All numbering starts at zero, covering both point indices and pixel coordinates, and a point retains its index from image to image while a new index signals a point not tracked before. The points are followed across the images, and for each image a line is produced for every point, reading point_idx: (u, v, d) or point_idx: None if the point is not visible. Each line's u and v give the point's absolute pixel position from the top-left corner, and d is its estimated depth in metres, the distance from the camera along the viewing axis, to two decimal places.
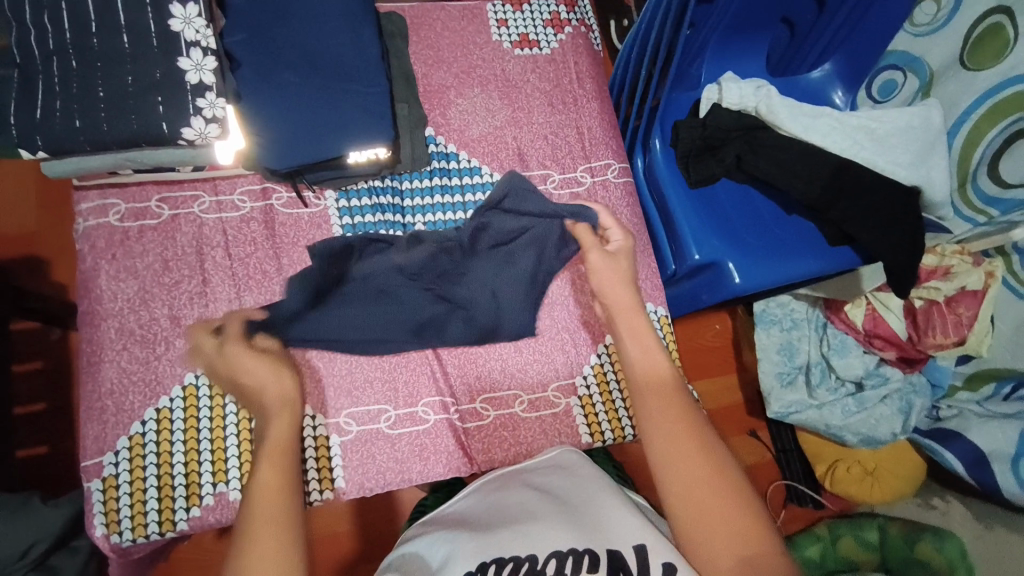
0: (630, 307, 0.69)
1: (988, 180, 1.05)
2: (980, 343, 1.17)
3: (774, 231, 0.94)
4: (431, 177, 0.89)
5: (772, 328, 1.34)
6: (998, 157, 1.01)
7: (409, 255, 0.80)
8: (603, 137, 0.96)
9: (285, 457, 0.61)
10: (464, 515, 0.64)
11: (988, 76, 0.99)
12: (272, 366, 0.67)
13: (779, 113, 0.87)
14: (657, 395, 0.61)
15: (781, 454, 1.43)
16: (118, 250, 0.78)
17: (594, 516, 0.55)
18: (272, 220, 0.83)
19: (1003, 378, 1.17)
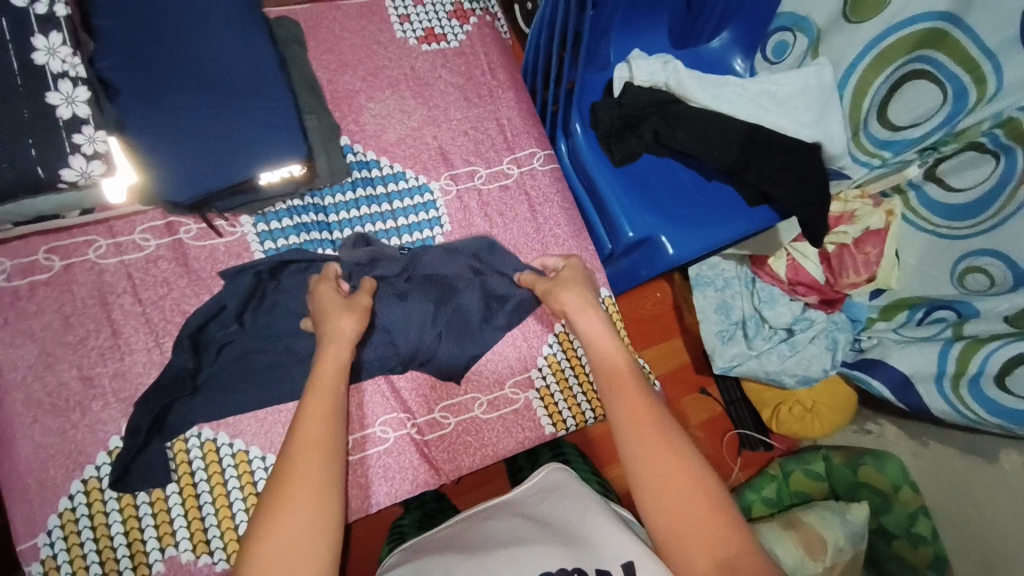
0: (589, 311, 0.72)
1: (879, 125, 1.19)
2: (889, 276, 1.31)
3: (698, 199, 0.98)
4: (354, 188, 0.85)
5: (707, 289, 1.43)
6: (887, 100, 1.16)
7: (353, 252, 0.80)
8: (524, 127, 0.96)
9: (331, 389, 0.61)
10: (445, 541, 0.64)
11: (870, 28, 1.13)
12: (338, 306, 0.67)
13: (687, 85, 0.90)
14: (623, 395, 0.63)
15: (729, 405, 1.51)
16: (7, 314, 0.69)
17: (581, 532, 0.56)
18: (183, 256, 0.76)
19: (915, 305, 1.28)
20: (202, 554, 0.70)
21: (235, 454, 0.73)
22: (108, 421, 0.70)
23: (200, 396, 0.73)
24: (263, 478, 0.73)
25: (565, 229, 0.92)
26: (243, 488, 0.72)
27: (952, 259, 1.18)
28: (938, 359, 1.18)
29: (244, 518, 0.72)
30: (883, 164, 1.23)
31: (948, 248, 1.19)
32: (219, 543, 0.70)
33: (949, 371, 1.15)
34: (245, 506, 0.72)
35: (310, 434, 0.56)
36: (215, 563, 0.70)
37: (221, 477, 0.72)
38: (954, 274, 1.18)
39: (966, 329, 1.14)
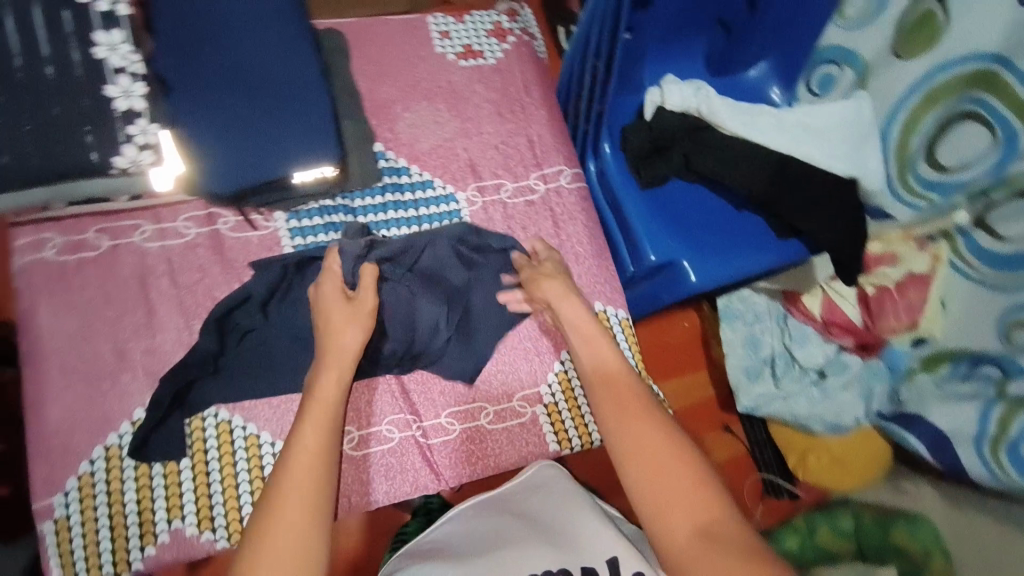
0: (586, 328, 0.76)
1: (926, 167, 1.13)
2: (932, 325, 1.24)
3: (726, 227, 0.96)
4: (383, 192, 0.88)
5: (736, 322, 1.36)
6: (935, 141, 1.09)
7: (351, 246, 0.77)
8: (553, 144, 0.97)
9: (331, 411, 0.63)
10: (442, 544, 0.69)
11: (920, 64, 1.08)
12: (343, 318, 0.70)
13: (719, 113, 0.90)
14: (611, 386, 0.69)
15: (754, 446, 1.45)
16: (57, 286, 0.75)
17: (569, 535, 0.63)
18: (220, 245, 0.80)
19: (959, 358, 1.20)
20: (205, 530, 0.72)
21: (246, 437, 0.75)
22: (135, 393, 0.73)
23: (219, 379, 0.76)
24: (270, 463, 0.75)
25: (588, 247, 0.92)
26: (250, 471, 0.74)
27: (1000, 311, 1.11)
28: (978, 418, 1.13)
29: (247, 500, 0.74)
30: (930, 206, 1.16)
31: (997, 300, 1.12)
32: (222, 522, 0.73)
33: (988, 433, 1.10)
34: (250, 489, 0.74)
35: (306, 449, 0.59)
36: (215, 541, 0.72)
37: (231, 458, 0.74)
38: (1001, 330, 1.11)
39: (1011, 389, 1.07)
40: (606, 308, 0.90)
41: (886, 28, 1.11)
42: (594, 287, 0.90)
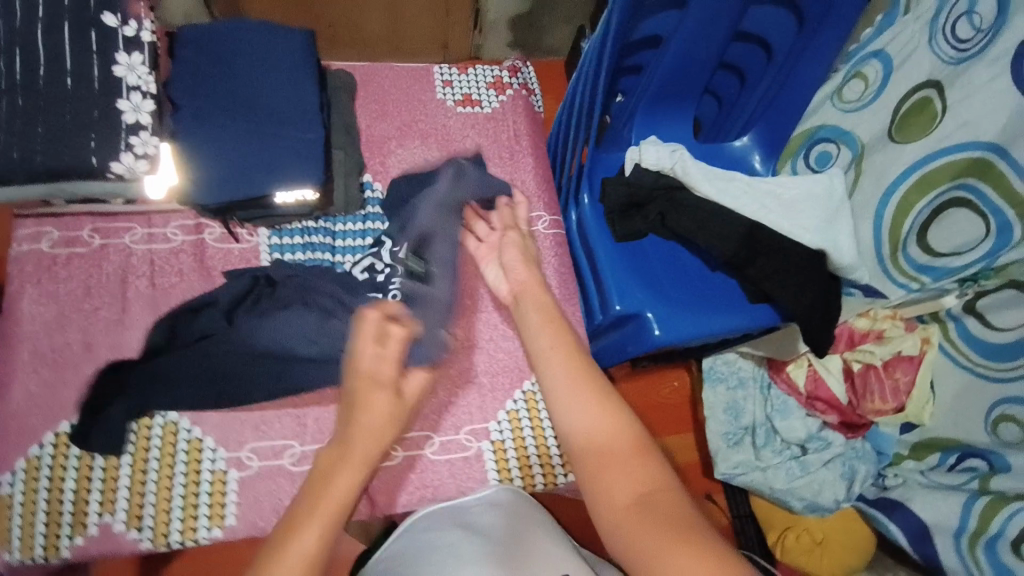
0: (550, 315, 0.67)
1: (917, 249, 1.06)
2: (921, 411, 1.18)
3: (697, 286, 0.97)
4: (364, 220, 0.93)
5: (718, 386, 1.33)
6: (927, 226, 1.03)
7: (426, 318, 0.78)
8: (536, 191, 1.03)
9: (332, 519, 0.54)
10: (390, 568, 0.68)
11: (915, 150, 1.03)
12: (388, 418, 0.59)
13: (692, 174, 0.93)
14: (592, 466, 0.55)
15: (736, 519, 1.37)
16: (43, 275, 0.80)
17: (522, 553, 0.64)
18: (201, 254, 0.85)
19: (949, 449, 1.15)
20: (133, 528, 0.74)
21: (189, 441, 0.77)
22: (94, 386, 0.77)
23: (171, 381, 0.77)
24: (207, 469, 0.77)
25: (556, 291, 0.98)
26: (188, 475, 0.76)
27: (986, 402, 1.06)
28: (959, 512, 1.08)
29: (179, 505, 0.75)
30: (922, 289, 1.09)
31: (983, 388, 1.07)
32: (150, 523, 0.74)
33: (968, 527, 1.06)
34: (184, 493, 0.76)
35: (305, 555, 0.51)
36: (140, 541, 0.74)
37: (171, 459, 0.76)
38: (987, 421, 1.06)
39: (993, 484, 1.04)
40: None
41: (884, 113, 1.07)
42: None
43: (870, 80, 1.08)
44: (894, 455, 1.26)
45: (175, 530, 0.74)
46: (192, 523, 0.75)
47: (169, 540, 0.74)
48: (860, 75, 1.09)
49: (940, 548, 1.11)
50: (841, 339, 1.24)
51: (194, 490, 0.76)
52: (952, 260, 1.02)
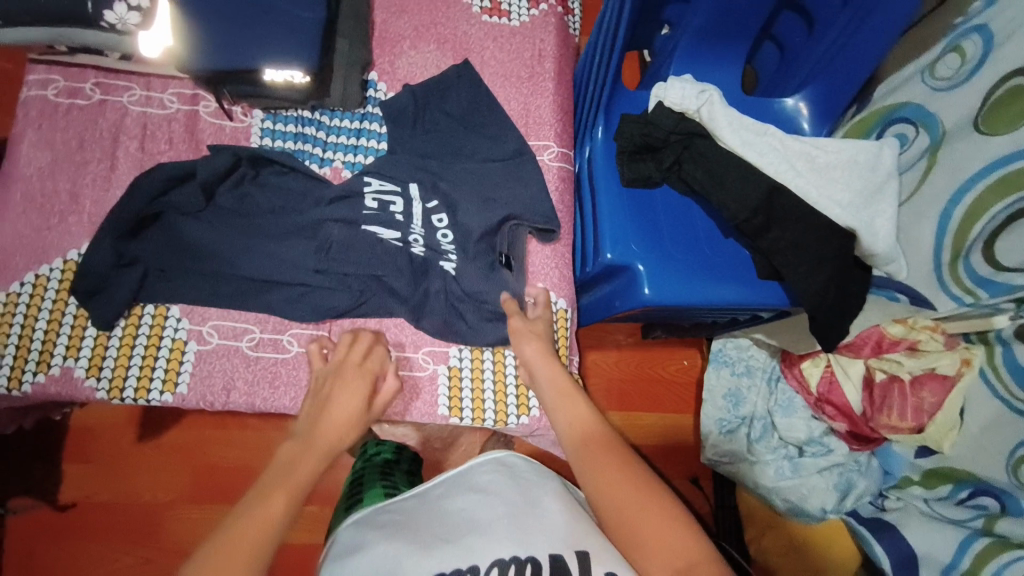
0: (560, 383, 0.75)
1: (980, 258, 0.90)
2: (943, 437, 0.99)
3: (704, 250, 0.88)
4: (361, 120, 0.91)
5: (723, 369, 1.26)
6: (996, 234, 0.86)
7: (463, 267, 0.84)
8: (551, 117, 0.95)
9: (296, 487, 0.63)
10: (399, 518, 0.60)
11: (1000, 144, 0.84)
12: (348, 419, 0.72)
13: (718, 120, 0.82)
14: (588, 447, 0.65)
15: (717, 508, 1.32)
16: (45, 122, 0.83)
17: (543, 523, 0.55)
18: (194, 125, 0.87)
19: (964, 481, 0.96)
20: (91, 376, 0.78)
21: (157, 307, 0.81)
22: (74, 236, 0.81)
23: (149, 245, 0.80)
24: (168, 335, 0.81)
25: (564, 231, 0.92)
26: (150, 337, 0.80)
27: (1014, 439, 0.87)
28: (953, 547, 0.94)
29: (137, 363, 0.80)
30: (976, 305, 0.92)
31: (1014, 424, 0.88)
32: (107, 375, 0.79)
33: (959, 566, 0.93)
34: (144, 353, 0.80)
35: (257, 519, 0.58)
36: (95, 390, 0.78)
37: (137, 321, 0.81)
38: (1009, 460, 0.88)
39: (999, 526, 0.88)
40: (547, 293, 0.90)
41: (974, 95, 0.88)
42: (543, 270, 0.91)
43: (969, 55, 0.89)
44: (901, 477, 1.10)
45: (129, 386, 0.79)
46: (146, 384, 0.80)
47: (123, 394, 0.79)
48: (958, 49, 0.90)
49: None
50: (866, 343, 1.09)
51: (153, 352, 0.80)
52: (1016, 276, 0.84)
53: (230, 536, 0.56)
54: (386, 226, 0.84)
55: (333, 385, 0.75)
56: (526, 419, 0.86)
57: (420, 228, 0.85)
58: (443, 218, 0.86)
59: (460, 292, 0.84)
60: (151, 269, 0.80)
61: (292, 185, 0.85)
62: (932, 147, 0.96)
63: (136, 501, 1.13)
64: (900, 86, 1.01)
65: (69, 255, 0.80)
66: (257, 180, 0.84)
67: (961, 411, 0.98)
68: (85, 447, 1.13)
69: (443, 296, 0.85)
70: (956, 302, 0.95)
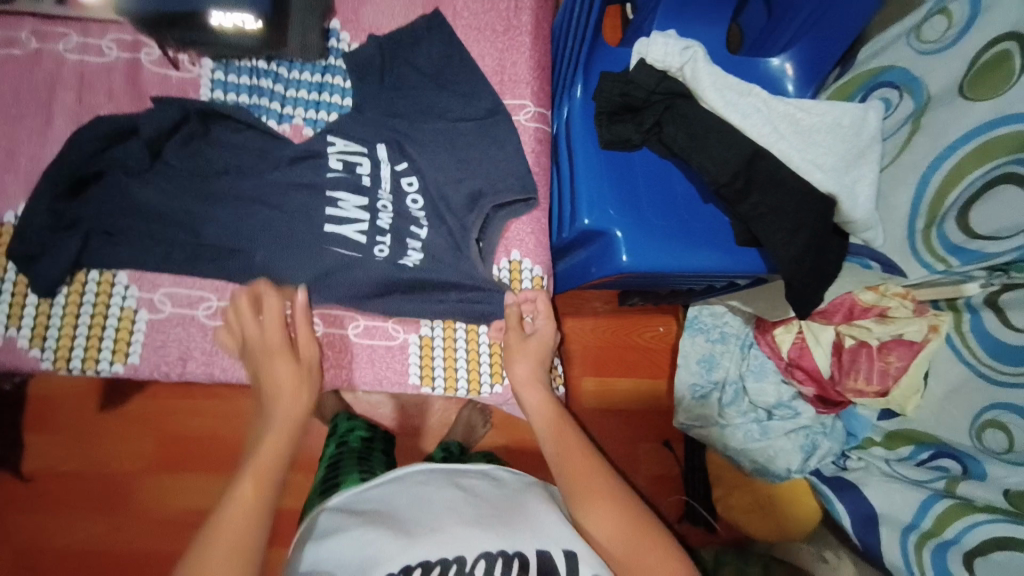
0: (547, 406, 0.73)
1: (954, 226, 0.89)
2: (906, 400, 1.01)
3: (682, 215, 0.86)
4: (322, 73, 0.85)
5: (698, 336, 1.26)
6: (971, 202, 0.86)
7: (434, 237, 0.82)
8: (527, 75, 0.90)
9: (267, 476, 0.57)
10: (383, 506, 0.61)
11: (983, 110, 0.83)
12: (295, 379, 0.69)
13: (701, 80, 0.79)
14: (576, 463, 0.64)
15: (686, 470, 1.34)
16: None
17: (526, 520, 0.57)
18: (137, 75, 0.81)
19: (926, 443, 1.00)
20: (35, 346, 0.75)
21: (102, 274, 0.77)
22: (10, 197, 0.76)
23: (95, 211, 0.74)
24: (116, 304, 0.77)
25: (542, 194, 0.88)
26: (96, 306, 0.77)
27: (979, 403, 0.90)
28: (915, 508, 0.97)
29: (84, 333, 0.76)
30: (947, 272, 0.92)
31: (980, 389, 0.90)
32: (52, 344, 0.76)
33: (920, 526, 0.95)
34: (90, 323, 0.77)
35: (236, 514, 0.53)
36: (41, 360, 0.75)
37: (81, 289, 0.77)
38: (972, 424, 0.91)
39: (959, 488, 0.91)
40: (522, 260, 0.88)
41: (960, 60, 0.86)
42: (518, 237, 0.88)
43: (956, 17, 0.86)
44: (864, 438, 1.13)
45: (76, 355, 0.76)
46: (95, 354, 0.77)
47: (70, 364, 0.76)
48: (944, 11, 0.88)
49: (882, 536, 1.01)
50: (838, 310, 1.08)
51: (101, 321, 0.77)
52: (989, 245, 0.84)
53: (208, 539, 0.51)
54: (353, 193, 0.79)
55: (262, 364, 0.71)
56: (500, 387, 0.84)
57: (388, 194, 0.81)
58: (412, 182, 0.83)
59: (437, 265, 0.81)
60: (95, 231, 0.74)
61: (247, 143, 0.79)
62: (915, 112, 0.94)
63: (99, 471, 1.09)
64: (887, 47, 0.98)
65: (5, 218, 0.75)
66: (211, 139, 0.78)
67: (926, 375, 1.00)
68: (45, 417, 1.08)
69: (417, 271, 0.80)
70: (927, 269, 0.95)
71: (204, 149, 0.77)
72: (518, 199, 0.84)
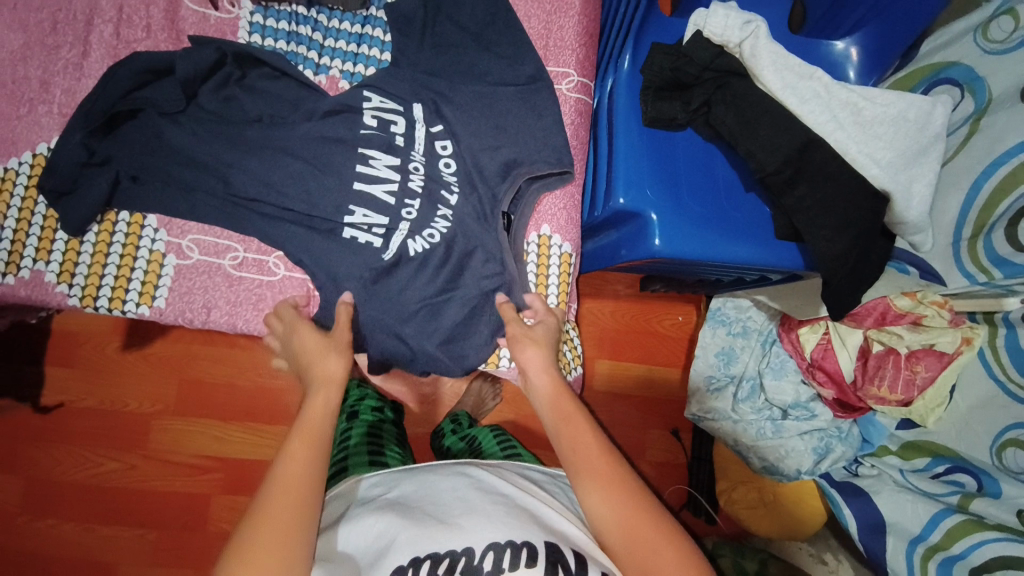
0: (550, 381, 0.70)
1: (1002, 236, 0.85)
2: (928, 412, 0.98)
3: (721, 202, 0.83)
4: (362, 23, 0.83)
5: (719, 328, 1.24)
6: (1018, 217, 0.82)
7: (464, 203, 0.80)
8: (573, 41, 0.87)
9: (314, 435, 0.58)
10: (394, 494, 0.62)
11: None
12: (324, 347, 0.66)
13: (760, 57, 0.75)
14: (577, 437, 0.64)
15: (692, 460, 1.33)
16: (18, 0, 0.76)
17: (535, 517, 0.57)
18: (174, 11, 0.79)
19: (940, 456, 0.97)
20: (62, 282, 0.76)
21: (133, 215, 0.77)
22: (44, 128, 0.75)
23: (123, 148, 0.73)
24: (145, 246, 0.78)
25: (577, 169, 0.86)
26: (125, 247, 0.77)
27: (1001, 422, 0.87)
28: (925, 520, 0.95)
29: (112, 274, 0.77)
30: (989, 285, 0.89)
31: (1005, 407, 0.87)
32: (79, 282, 0.76)
33: (929, 539, 0.94)
34: (119, 264, 0.77)
35: (287, 478, 0.54)
36: (67, 296, 0.76)
37: (111, 229, 0.77)
38: (995, 442, 0.87)
39: (973, 505, 0.88)
40: (552, 235, 0.86)
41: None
42: (550, 212, 0.86)
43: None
44: (880, 446, 1.10)
45: (103, 295, 0.77)
46: (121, 295, 0.77)
47: (96, 303, 0.76)
48: (1012, 11, 0.82)
49: (890, 546, 1.00)
50: (870, 314, 1.05)
51: (129, 263, 0.77)
52: None
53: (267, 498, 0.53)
54: (386, 152, 0.77)
55: (292, 342, 0.70)
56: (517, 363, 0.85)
57: (421, 155, 0.79)
58: (446, 145, 0.80)
59: (458, 257, 0.79)
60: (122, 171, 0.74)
61: (282, 91, 0.77)
62: (976, 112, 0.89)
63: (120, 410, 1.12)
64: (950, 43, 0.91)
65: (39, 148, 0.75)
66: (242, 84, 0.76)
67: (952, 388, 0.96)
68: (67, 353, 1.10)
69: (440, 265, 0.79)
70: (969, 279, 0.92)
71: (235, 94, 0.75)
72: (554, 173, 0.81)
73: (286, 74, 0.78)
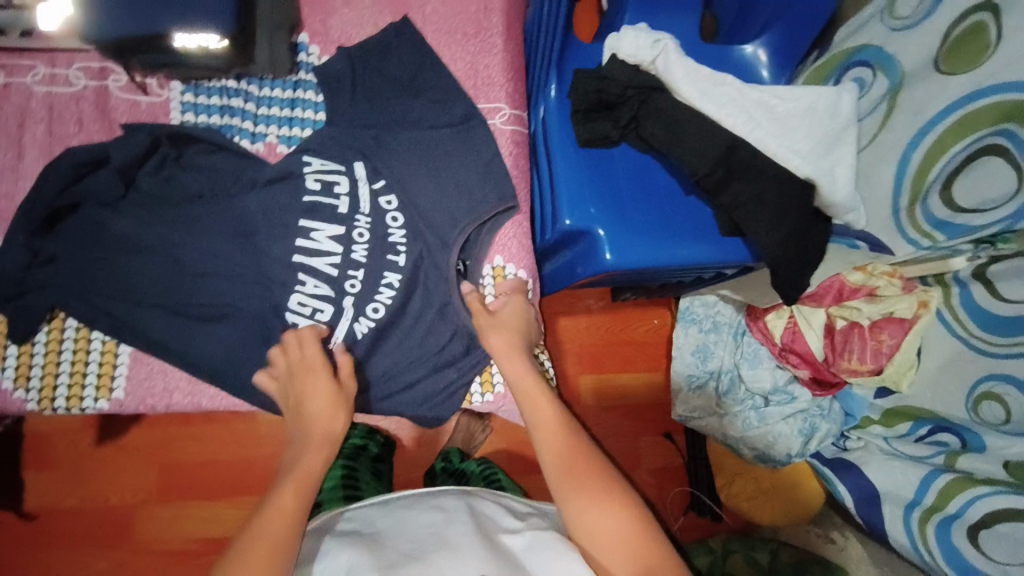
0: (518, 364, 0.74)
1: (938, 200, 0.87)
2: (901, 377, 1.01)
3: (665, 211, 0.86)
4: (293, 88, 0.85)
5: (691, 327, 1.26)
6: (955, 175, 0.84)
7: (417, 248, 0.81)
8: (501, 77, 0.90)
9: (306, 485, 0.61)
10: (369, 533, 0.60)
11: (960, 83, 0.82)
12: (332, 402, 0.69)
13: (674, 71, 0.79)
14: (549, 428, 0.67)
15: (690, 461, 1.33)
16: None
17: (506, 551, 0.56)
18: (104, 101, 0.80)
19: (922, 419, 1.00)
20: (19, 388, 0.75)
21: None
22: None
23: (65, 244, 0.73)
24: (98, 339, 0.77)
25: (522, 197, 0.88)
26: (76, 343, 0.76)
27: (974, 376, 0.89)
28: (917, 484, 0.97)
29: (67, 371, 0.76)
30: (933, 247, 0.90)
31: (974, 361, 0.89)
32: (37, 385, 0.75)
33: (924, 502, 0.95)
34: (73, 360, 0.76)
35: (276, 519, 0.57)
36: (26, 401, 0.75)
37: (61, 327, 0.76)
38: (969, 397, 0.90)
39: (960, 462, 0.91)
40: (505, 265, 0.87)
41: (933, 36, 0.85)
42: (502, 242, 0.87)
43: None
44: (863, 418, 1.12)
45: (61, 394, 0.76)
46: (79, 391, 0.76)
47: (55, 403, 0.76)
48: None
49: (888, 515, 1.01)
50: (827, 292, 1.07)
51: (83, 358, 0.76)
52: (974, 217, 0.82)
53: (248, 542, 0.54)
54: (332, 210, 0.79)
55: (297, 386, 0.71)
56: (491, 396, 0.85)
57: (368, 214, 0.80)
58: (391, 199, 0.81)
59: (418, 302, 0.81)
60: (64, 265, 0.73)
61: (221, 163, 0.78)
62: (891, 90, 0.93)
63: (103, 506, 1.08)
64: (857, 30, 0.98)
65: None
66: (180, 164, 0.77)
67: (919, 351, 1.00)
68: (43, 454, 1.07)
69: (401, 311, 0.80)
70: (913, 245, 0.93)
71: (173, 175, 0.76)
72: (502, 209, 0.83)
73: (224, 147, 0.79)
